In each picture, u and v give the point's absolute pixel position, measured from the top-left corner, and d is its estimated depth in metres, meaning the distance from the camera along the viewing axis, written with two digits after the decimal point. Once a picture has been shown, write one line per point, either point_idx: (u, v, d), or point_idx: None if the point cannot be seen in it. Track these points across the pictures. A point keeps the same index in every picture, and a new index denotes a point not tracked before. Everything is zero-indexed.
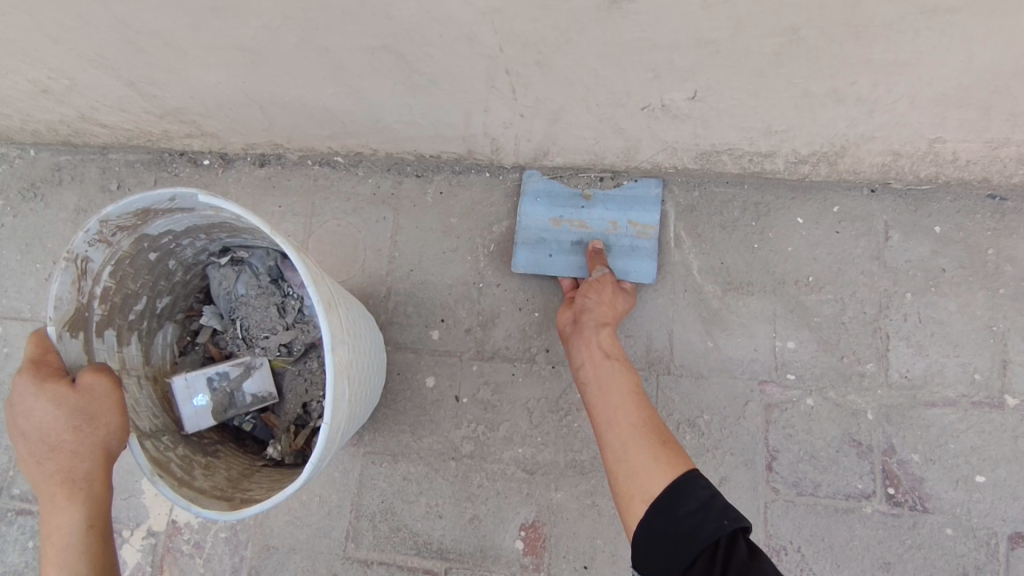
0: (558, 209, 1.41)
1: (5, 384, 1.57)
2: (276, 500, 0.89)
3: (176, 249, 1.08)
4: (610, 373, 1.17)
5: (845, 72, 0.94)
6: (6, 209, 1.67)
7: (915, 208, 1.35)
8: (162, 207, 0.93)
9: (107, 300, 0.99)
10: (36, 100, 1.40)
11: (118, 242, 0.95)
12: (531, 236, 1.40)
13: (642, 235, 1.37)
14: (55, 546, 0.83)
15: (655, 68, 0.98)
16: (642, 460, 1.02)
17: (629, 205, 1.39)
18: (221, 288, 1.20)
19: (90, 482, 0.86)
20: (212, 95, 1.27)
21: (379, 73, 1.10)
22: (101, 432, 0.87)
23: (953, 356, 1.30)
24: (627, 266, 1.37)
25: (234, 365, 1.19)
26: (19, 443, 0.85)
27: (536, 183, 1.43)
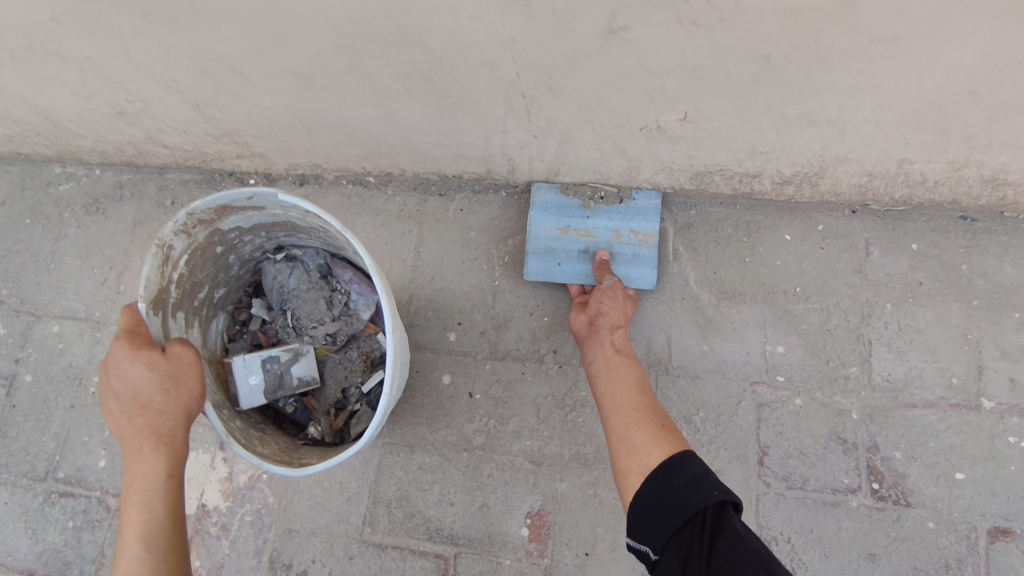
0: (565, 219, 1.54)
1: (58, 378, 1.71)
2: (339, 459, 1.07)
3: (238, 244, 1.24)
4: (618, 367, 1.27)
5: (813, 96, 1.10)
6: (70, 221, 1.84)
7: (893, 227, 1.48)
8: (239, 204, 1.10)
9: (180, 285, 1.15)
10: (109, 123, 1.58)
11: (196, 234, 1.12)
12: (541, 246, 1.53)
13: (643, 243, 1.50)
14: (138, 490, 0.93)
15: (650, 92, 1.14)
16: (643, 439, 1.12)
17: (631, 216, 1.52)
18: (274, 282, 1.36)
19: (173, 437, 0.98)
20: (265, 118, 1.43)
21: (412, 96, 1.27)
22: (185, 395, 1.00)
23: (932, 361, 1.40)
24: (628, 273, 1.50)
25: (284, 350, 1.30)
26: (112, 400, 0.97)
27: (544, 195, 1.56)
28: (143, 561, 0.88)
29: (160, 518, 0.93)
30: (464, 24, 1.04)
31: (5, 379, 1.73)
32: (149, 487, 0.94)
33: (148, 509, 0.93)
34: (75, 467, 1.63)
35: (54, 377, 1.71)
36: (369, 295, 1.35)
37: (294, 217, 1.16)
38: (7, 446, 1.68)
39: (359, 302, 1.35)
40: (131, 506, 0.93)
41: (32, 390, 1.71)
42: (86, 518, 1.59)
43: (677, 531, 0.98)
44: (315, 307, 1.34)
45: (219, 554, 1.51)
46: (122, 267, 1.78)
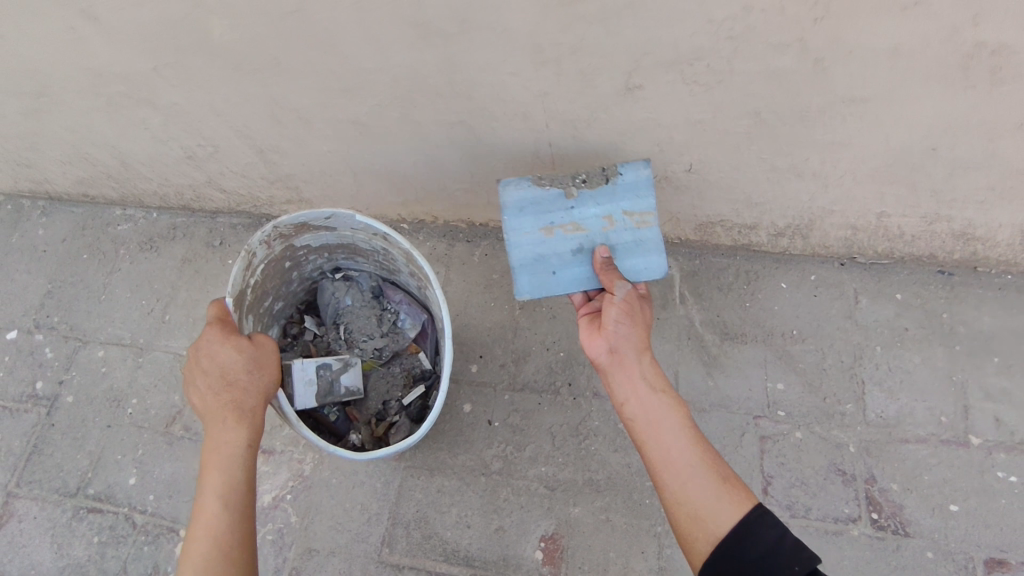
0: (546, 217, 1.36)
1: (98, 398, 1.81)
2: (396, 449, 1.18)
3: (303, 261, 1.43)
4: (658, 408, 1.11)
5: (798, 151, 1.32)
6: (125, 257, 2.01)
7: (878, 278, 1.64)
8: (317, 223, 1.31)
9: (253, 291, 1.33)
10: (179, 166, 1.79)
11: (275, 246, 1.32)
12: (527, 258, 1.37)
13: (641, 225, 1.35)
14: (218, 457, 1.05)
15: (660, 143, 1.35)
16: (705, 501, 1.02)
17: (621, 196, 1.35)
18: (331, 298, 1.53)
19: (253, 413, 1.10)
20: (321, 162, 1.64)
21: (454, 144, 1.48)
22: (265, 377, 1.13)
23: (921, 400, 1.51)
24: (633, 265, 1.36)
25: (337, 359, 1.41)
26: (202, 376, 1.11)
27: (514, 193, 1.36)
28: (220, 519, 1.00)
29: (235, 484, 1.04)
30: (506, 80, 1.26)
31: (46, 400, 1.83)
32: (228, 455, 1.05)
33: (226, 475, 1.04)
34: (106, 484, 1.70)
35: (94, 397, 1.81)
36: (416, 315, 1.50)
37: (361, 239, 1.37)
38: (41, 463, 1.75)
39: (407, 322, 1.50)
40: (211, 471, 1.05)
41: (71, 410, 1.80)
42: (111, 534, 1.64)
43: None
44: (366, 323, 1.49)
45: None
46: (168, 299, 1.93)
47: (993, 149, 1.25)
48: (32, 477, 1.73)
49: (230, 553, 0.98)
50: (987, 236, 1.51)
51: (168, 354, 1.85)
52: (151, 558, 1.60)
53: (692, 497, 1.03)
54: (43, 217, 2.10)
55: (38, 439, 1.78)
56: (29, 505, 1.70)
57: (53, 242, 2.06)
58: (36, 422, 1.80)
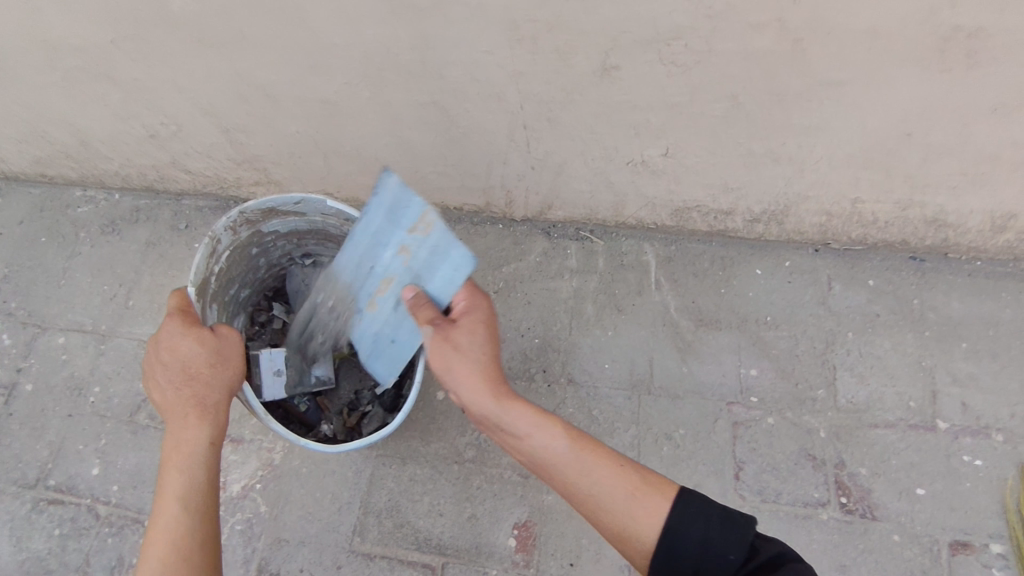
0: (363, 292, 1.18)
1: (58, 386, 1.75)
2: (372, 440, 1.15)
3: (271, 248, 1.41)
4: (539, 445, 0.97)
5: (775, 134, 1.30)
6: (86, 241, 1.94)
7: (851, 265, 1.64)
8: (285, 209, 1.29)
9: (219, 278, 1.30)
10: (140, 146, 1.72)
11: (242, 233, 1.29)
12: (375, 333, 1.19)
13: (422, 234, 1.05)
14: (181, 455, 1.03)
15: (636, 127, 1.33)
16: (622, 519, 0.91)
17: (390, 223, 1.08)
18: (300, 286, 1.51)
19: (216, 409, 1.09)
20: (289, 144, 1.59)
21: (426, 126, 1.44)
22: (229, 371, 1.12)
23: (891, 385, 1.52)
24: (442, 281, 1.06)
25: (307, 349, 1.38)
26: (163, 372, 1.10)
27: (342, 274, 1.18)
28: (183, 520, 0.97)
29: (198, 483, 1.01)
30: (480, 58, 1.22)
31: (4, 389, 1.76)
32: (192, 452, 1.03)
33: (189, 473, 1.02)
34: (67, 475, 1.65)
35: (54, 386, 1.75)
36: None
37: (331, 225, 1.34)
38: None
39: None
40: (172, 471, 1.02)
41: (30, 399, 1.74)
42: (73, 526, 1.59)
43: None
44: None
45: None
46: (131, 284, 1.86)
47: (967, 134, 1.25)
48: None
49: (194, 555, 0.95)
50: (958, 222, 1.53)
51: (132, 341, 1.79)
52: (115, 550, 1.56)
53: (606, 522, 0.92)
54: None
55: None
56: None
57: (9, 225, 1.98)
58: None
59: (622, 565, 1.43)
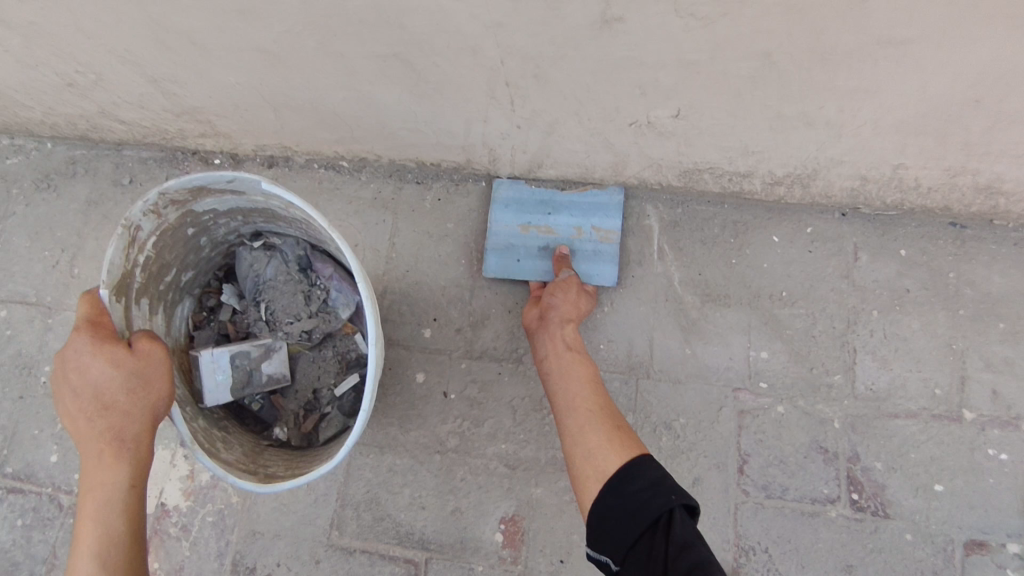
0: (525, 216, 1.50)
1: (4, 365, 1.61)
2: (312, 477, 1.00)
3: (211, 227, 1.17)
4: (570, 364, 1.21)
5: (813, 97, 1.09)
6: (19, 197, 1.71)
7: (882, 231, 1.44)
8: (218, 186, 1.05)
9: (146, 268, 1.08)
10: (61, 94, 1.47)
11: (167, 214, 1.06)
12: (500, 242, 1.48)
13: (604, 239, 1.46)
14: (96, 502, 0.87)
15: (642, 85, 1.11)
16: (598, 442, 1.06)
17: (591, 212, 1.48)
18: (250, 269, 1.28)
19: (137, 444, 0.91)
20: (230, 96, 1.36)
21: (388, 80, 1.21)
22: (152, 397, 0.93)
23: (916, 371, 1.37)
24: (588, 269, 1.45)
25: (255, 346, 1.22)
26: (70, 399, 0.90)
27: (504, 191, 1.51)
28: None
29: (117, 535, 0.86)
30: (446, 6, 0.99)
31: None
32: (108, 499, 0.87)
33: (105, 524, 0.86)
34: (24, 462, 1.54)
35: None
36: (350, 294, 1.29)
37: (276, 206, 1.11)
38: None
39: (339, 300, 1.29)
40: (86, 518, 0.86)
41: None
42: (36, 516, 1.51)
43: (634, 542, 0.93)
44: (292, 302, 1.27)
45: (178, 557, 1.43)
46: (75, 250, 1.67)
47: None
48: None
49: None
50: (1014, 189, 1.32)
51: None
52: None
53: (587, 436, 1.08)
54: None
55: None
56: None
57: None
58: None
59: None
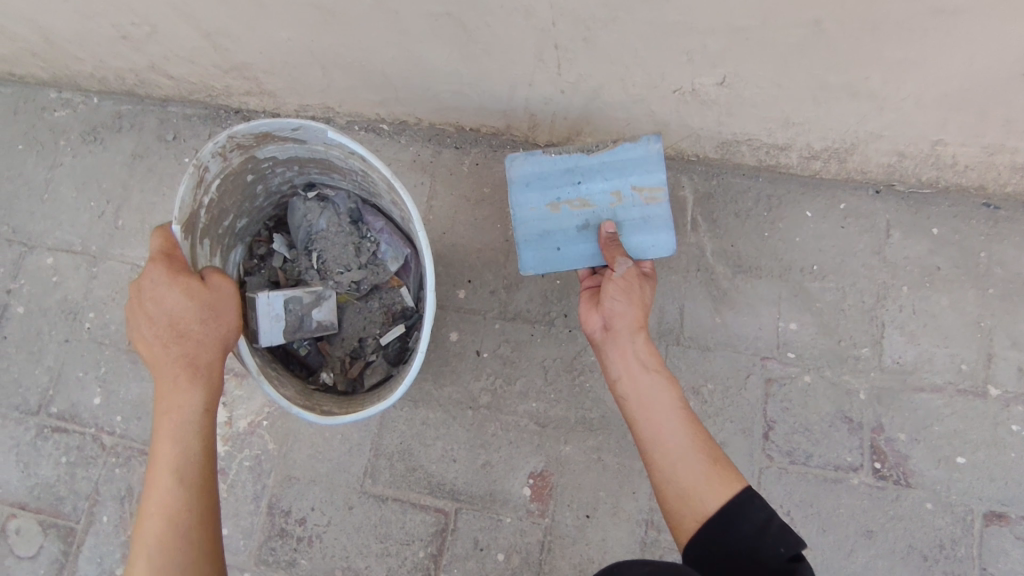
0: (553, 192, 1.30)
1: (49, 310, 1.66)
2: (368, 413, 1.06)
3: (269, 175, 1.21)
4: (649, 386, 1.08)
5: (859, 68, 1.11)
6: (66, 149, 1.76)
7: (916, 209, 1.46)
8: (282, 134, 1.08)
9: (209, 211, 1.12)
10: (113, 47, 1.51)
11: (233, 159, 1.09)
12: (534, 232, 1.30)
13: (651, 201, 1.30)
14: (171, 423, 0.92)
15: (690, 52, 1.14)
16: (696, 482, 0.99)
17: (629, 171, 1.30)
18: (302, 220, 1.34)
19: (210, 370, 0.95)
20: (280, 53, 1.39)
21: (439, 40, 1.24)
22: (224, 327, 0.97)
23: (942, 346, 1.40)
24: (641, 241, 1.30)
25: (308, 292, 1.26)
26: (147, 325, 0.94)
27: (522, 167, 1.30)
28: (175, 498, 0.88)
29: (193, 454, 0.92)
30: None
31: None
32: (183, 421, 0.92)
33: (182, 443, 0.92)
34: (69, 402, 1.59)
35: (45, 310, 1.66)
36: (399, 247, 1.33)
37: (335, 156, 1.15)
38: None
39: (388, 253, 1.34)
40: (165, 437, 0.92)
41: (23, 322, 1.65)
42: (80, 455, 1.56)
43: None
44: (343, 252, 1.32)
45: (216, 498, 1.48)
46: (120, 201, 1.71)
47: None
48: None
49: (188, 536, 0.87)
50: None
51: (124, 265, 1.67)
52: (124, 480, 1.53)
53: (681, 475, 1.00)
54: None
55: None
56: None
57: None
58: None
59: (640, 519, 1.40)
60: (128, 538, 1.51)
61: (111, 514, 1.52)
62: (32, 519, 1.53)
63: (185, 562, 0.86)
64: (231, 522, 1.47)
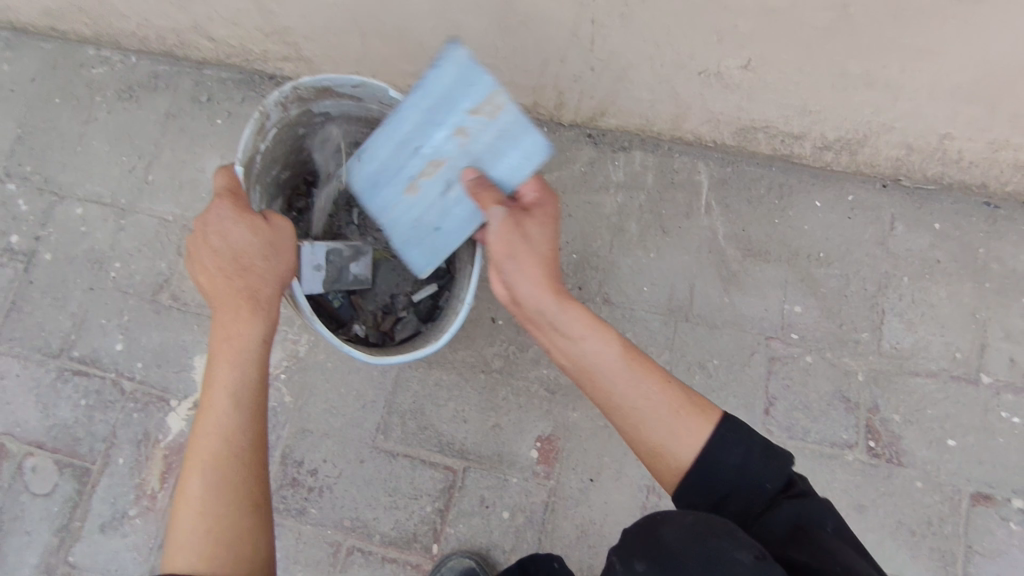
0: (402, 175, 1.03)
1: (77, 258, 1.70)
2: (418, 355, 1.12)
3: (318, 130, 1.28)
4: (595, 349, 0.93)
5: (877, 55, 1.18)
6: (101, 105, 1.81)
7: (919, 204, 1.53)
8: (341, 90, 1.15)
9: (263, 159, 1.18)
10: (161, 4, 1.58)
11: (292, 111, 1.16)
12: (406, 228, 1.06)
13: (487, 115, 0.95)
14: (230, 348, 0.95)
15: (719, 32, 1.21)
16: (660, 438, 0.88)
17: (439, 87, 0.95)
18: (345, 176, 1.39)
19: (270, 303, 1.00)
20: (325, 18, 1.46)
21: (481, 11, 1.31)
22: (283, 265, 1.02)
23: (939, 335, 1.46)
24: (507, 167, 0.97)
25: (348, 246, 1.30)
26: (212, 257, 0.99)
27: (358, 172, 1.04)
28: (233, 420, 0.91)
29: (250, 379, 0.95)
30: None
31: (23, 255, 1.71)
32: (241, 347, 0.95)
33: (240, 368, 0.95)
34: (91, 347, 1.63)
35: (73, 257, 1.70)
36: None
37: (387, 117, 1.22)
38: (22, 320, 1.66)
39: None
40: (223, 361, 0.95)
41: (50, 268, 1.69)
42: (99, 398, 1.60)
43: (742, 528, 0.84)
44: None
45: None
46: (151, 157, 1.76)
47: None
48: (13, 335, 1.66)
49: (242, 455, 0.90)
50: None
51: (153, 219, 1.72)
52: (142, 424, 1.58)
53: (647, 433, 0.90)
54: (6, 49, 1.85)
55: (16, 295, 1.68)
56: (11, 362, 1.64)
57: (18, 80, 1.83)
58: (14, 278, 1.69)
59: (642, 484, 1.45)
60: (142, 481, 1.54)
61: (127, 456, 1.56)
62: (48, 458, 1.56)
63: (238, 477, 0.89)
64: None
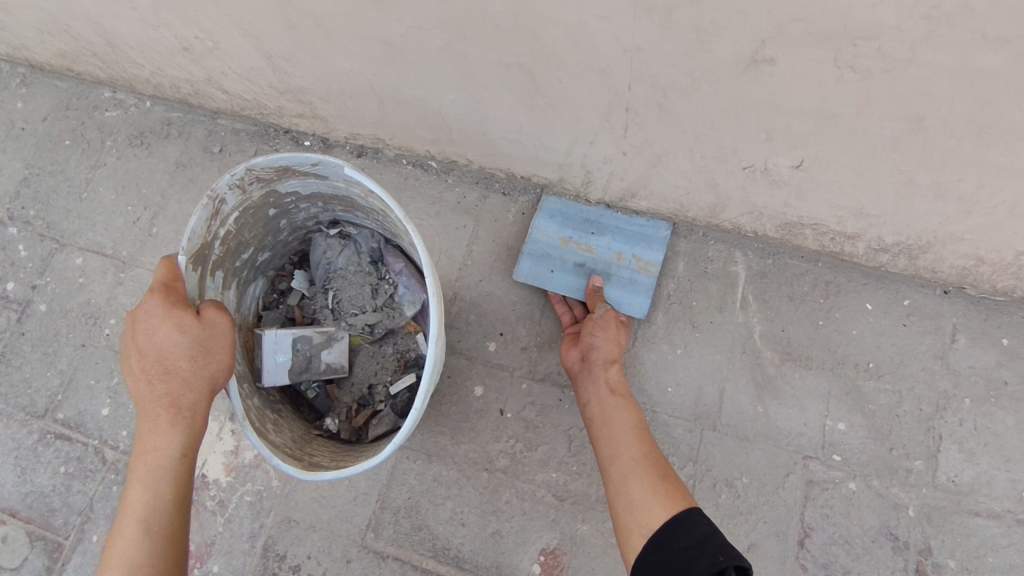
0: (568, 230, 1.47)
1: (71, 312, 1.61)
2: (353, 471, 0.98)
3: (292, 210, 1.21)
4: (613, 409, 1.19)
5: (953, 168, 1.06)
6: (111, 151, 1.73)
7: (985, 316, 1.37)
8: (303, 169, 1.05)
9: (225, 244, 1.12)
10: (174, 57, 1.50)
11: (252, 192, 1.08)
12: (538, 248, 1.46)
13: (643, 270, 1.42)
14: (146, 466, 0.89)
15: (770, 131, 1.08)
16: (642, 494, 1.04)
17: (629, 234, 1.46)
18: (323, 257, 1.33)
19: (193, 412, 0.92)
20: (340, 82, 1.36)
21: (505, 88, 1.19)
22: (212, 366, 0.94)
23: (1004, 470, 1.29)
24: (620, 297, 1.41)
25: (318, 333, 1.26)
26: (135, 359, 0.92)
27: (553, 204, 1.50)
28: (140, 550, 0.85)
29: (165, 501, 0.89)
30: (590, 24, 0.96)
31: (17, 305, 1.63)
32: (158, 465, 0.90)
33: (154, 489, 0.89)
34: (76, 410, 1.54)
35: (66, 311, 1.61)
36: (417, 292, 1.30)
37: (356, 194, 1.11)
38: (8, 375, 1.59)
39: (405, 297, 1.31)
40: (137, 481, 0.89)
41: (43, 321, 1.61)
42: (79, 466, 1.50)
43: None
44: (359, 292, 1.31)
45: (211, 531, 1.41)
46: (157, 209, 1.67)
47: None
48: None
49: None
50: None
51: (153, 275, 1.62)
52: (120, 500, 1.47)
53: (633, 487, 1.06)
54: (21, 87, 1.80)
55: (5, 348, 1.60)
56: None
57: (31, 121, 1.78)
58: (6, 328, 1.62)
59: None
60: None
61: (100, 534, 1.45)
62: (21, 528, 1.47)
63: None
64: (223, 559, 1.40)
